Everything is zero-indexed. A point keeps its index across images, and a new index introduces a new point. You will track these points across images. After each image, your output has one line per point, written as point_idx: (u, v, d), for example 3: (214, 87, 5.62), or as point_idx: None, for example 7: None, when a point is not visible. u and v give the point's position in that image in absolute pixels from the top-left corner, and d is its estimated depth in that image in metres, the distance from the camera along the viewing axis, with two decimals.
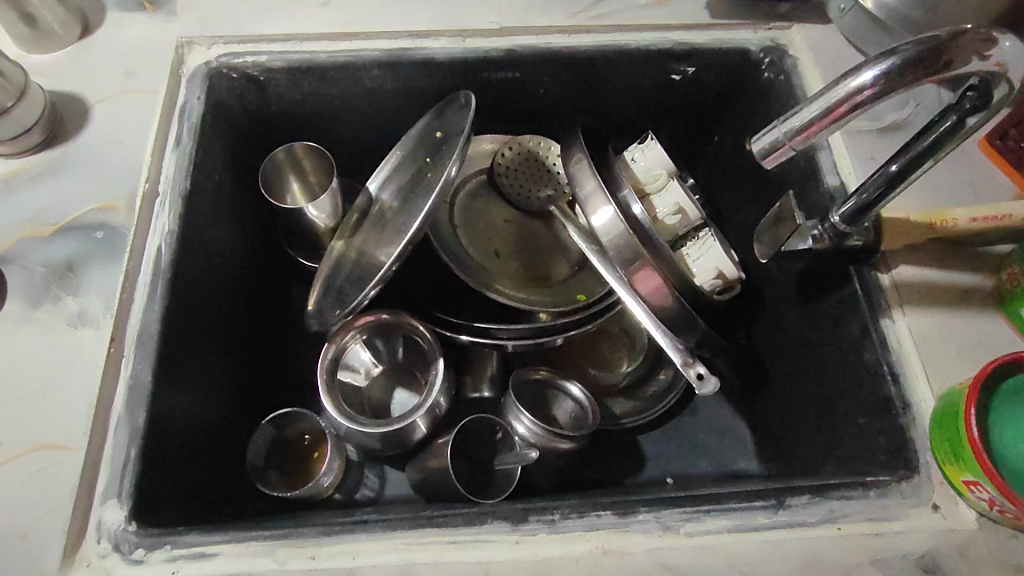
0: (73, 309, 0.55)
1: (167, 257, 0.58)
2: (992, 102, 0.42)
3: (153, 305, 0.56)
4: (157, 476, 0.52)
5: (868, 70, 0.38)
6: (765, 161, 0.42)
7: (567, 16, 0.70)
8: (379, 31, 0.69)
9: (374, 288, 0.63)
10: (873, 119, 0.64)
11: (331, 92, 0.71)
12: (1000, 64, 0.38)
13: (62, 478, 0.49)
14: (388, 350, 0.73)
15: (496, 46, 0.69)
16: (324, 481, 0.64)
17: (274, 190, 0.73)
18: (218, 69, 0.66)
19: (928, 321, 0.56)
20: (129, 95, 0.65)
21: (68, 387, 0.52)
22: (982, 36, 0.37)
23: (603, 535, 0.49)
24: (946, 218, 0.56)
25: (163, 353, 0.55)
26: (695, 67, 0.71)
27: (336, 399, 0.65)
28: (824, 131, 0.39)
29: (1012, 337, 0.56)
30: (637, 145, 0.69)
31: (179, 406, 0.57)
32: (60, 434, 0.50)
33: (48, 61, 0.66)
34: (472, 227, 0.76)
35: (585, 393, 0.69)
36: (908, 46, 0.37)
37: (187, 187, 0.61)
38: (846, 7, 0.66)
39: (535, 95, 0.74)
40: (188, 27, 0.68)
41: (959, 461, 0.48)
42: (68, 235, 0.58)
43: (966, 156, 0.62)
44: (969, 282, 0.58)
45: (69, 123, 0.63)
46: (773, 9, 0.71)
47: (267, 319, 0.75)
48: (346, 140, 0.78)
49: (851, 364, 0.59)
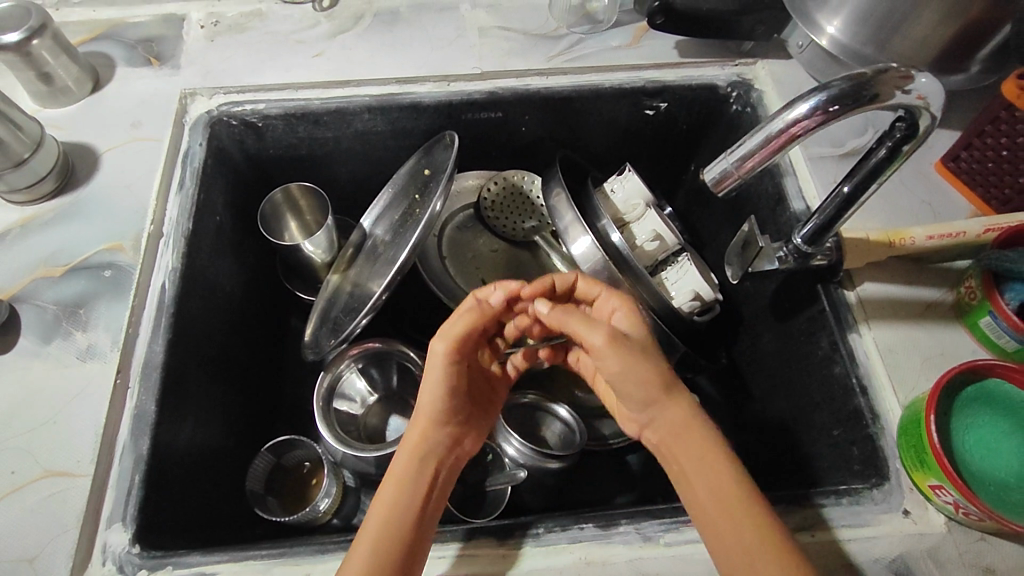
0: (83, 344, 0.58)
1: (170, 293, 0.61)
2: (919, 132, 0.46)
3: (156, 339, 0.59)
4: (160, 501, 0.55)
5: (804, 104, 0.42)
6: (718, 188, 0.46)
7: (544, 60, 0.75)
8: (369, 78, 0.74)
9: (366, 316, 0.66)
10: (835, 144, 0.68)
11: (326, 135, 0.75)
12: (922, 97, 0.43)
13: (71, 504, 0.51)
14: (383, 378, 0.76)
15: (478, 89, 0.73)
16: (320, 506, 0.66)
17: (272, 230, 0.77)
18: (219, 118, 0.71)
19: (893, 334, 0.59)
20: (136, 143, 0.69)
21: (78, 418, 0.55)
22: (903, 73, 0.42)
23: (586, 546, 0.51)
24: (903, 236, 0.59)
25: (166, 384, 0.58)
26: (667, 102, 0.76)
27: (332, 426, 0.68)
28: (767, 159, 0.43)
29: (975, 348, 0.58)
30: (615, 176, 0.72)
31: (182, 434, 0.60)
32: (70, 461, 0.53)
33: (62, 114, 0.71)
34: (461, 258, 0.80)
35: (573, 414, 0.72)
36: (838, 82, 0.41)
37: (190, 227, 0.65)
38: (803, 44, 0.69)
39: (518, 132, 0.78)
40: (191, 79, 0.73)
41: (924, 466, 0.50)
42: (79, 274, 0.62)
43: (924, 178, 0.66)
44: (933, 296, 0.60)
45: (80, 171, 0.67)
46: (738, 47, 0.76)
47: (266, 351, 0.79)
48: (340, 179, 0.83)
49: (823, 377, 0.61)
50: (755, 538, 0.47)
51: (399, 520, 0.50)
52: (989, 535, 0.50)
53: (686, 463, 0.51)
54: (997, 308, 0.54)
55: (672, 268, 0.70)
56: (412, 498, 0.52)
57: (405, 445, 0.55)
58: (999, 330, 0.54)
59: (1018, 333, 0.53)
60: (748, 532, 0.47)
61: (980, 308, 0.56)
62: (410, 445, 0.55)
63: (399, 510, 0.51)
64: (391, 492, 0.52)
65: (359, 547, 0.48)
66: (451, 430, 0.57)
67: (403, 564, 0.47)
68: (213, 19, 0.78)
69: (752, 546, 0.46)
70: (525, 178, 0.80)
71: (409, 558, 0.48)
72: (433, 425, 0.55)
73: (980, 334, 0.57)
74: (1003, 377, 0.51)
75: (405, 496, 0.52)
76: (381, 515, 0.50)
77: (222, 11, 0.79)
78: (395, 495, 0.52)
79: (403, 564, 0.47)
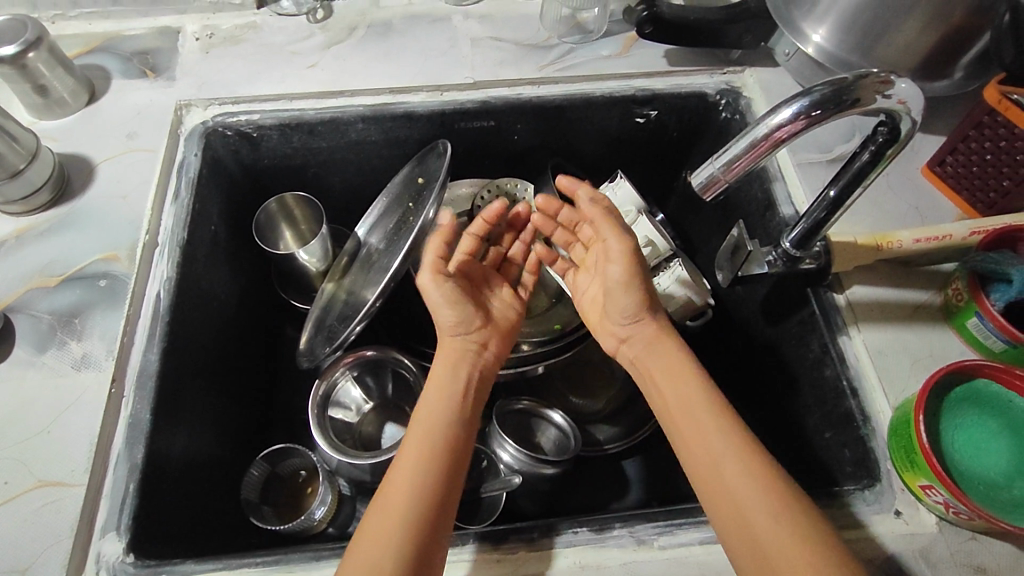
0: (77, 353, 0.59)
1: (165, 302, 0.62)
2: (901, 136, 0.47)
3: (151, 348, 0.59)
4: (154, 509, 0.55)
5: (788, 109, 0.43)
6: (705, 192, 0.47)
7: (535, 69, 0.76)
8: (363, 88, 0.75)
9: (360, 323, 0.66)
10: (822, 150, 0.69)
11: (320, 145, 0.76)
12: (902, 102, 0.44)
13: (64, 514, 0.51)
14: (378, 387, 0.77)
15: (471, 98, 0.74)
16: (317, 514, 0.66)
17: (267, 239, 0.78)
18: (214, 128, 0.72)
19: (883, 336, 0.59)
20: (132, 154, 0.70)
21: (72, 427, 0.55)
22: (882, 78, 0.43)
23: (580, 550, 0.51)
24: (890, 240, 0.59)
25: (161, 393, 0.58)
26: (657, 110, 0.77)
27: (326, 434, 0.68)
28: (752, 163, 0.44)
29: (963, 349, 0.58)
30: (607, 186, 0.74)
31: (176, 443, 0.60)
32: (63, 471, 0.53)
33: (58, 126, 0.71)
34: None
35: (567, 419, 0.72)
36: (821, 87, 0.42)
37: (185, 237, 0.66)
38: (790, 51, 0.71)
39: (510, 141, 0.79)
40: (186, 91, 0.74)
41: (914, 467, 0.51)
42: (73, 285, 0.62)
43: (910, 183, 0.67)
44: (921, 298, 0.61)
45: (75, 182, 0.68)
46: (726, 56, 0.77)
47: (261, 360, 0.79)
48: (335, 188, 0.83)
49: (814, 380, 0.62)
50: (758, 500, 0.47)
51: (440, 428, 0.55)
52: (979, 534, 0.51)
53: (669, 380, 0.57)
54: (983, 309, 0.54)
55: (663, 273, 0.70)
56: (447, 410, 0.57)
57: (439, 361, 0.61)
58: (985, 331, 0.55)
59: (1004, 333, 0.53)
60: (751, 489, 0.48)
61: (967, 309, 0.56)
62: (445, 363, 0.61)
63: (439, 425, 0.56)
64: (428, 409, 0.57)
65: (406, 452, 0.53)
66: (475, 336, 0.63)
67: (444, 466, 0.53)
68: (208, 31, 0.79)
69: (754, 500, 0.47)
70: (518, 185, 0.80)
71: (447, 459, 0.53)
72: (454, 332, 0.62)
73: (968, 335, 0.58)
74: (991, 377, 0.52)
75: (441, 409, 0.57)
76: (424, 423, 0.56)
77: (217, 23, 0.80)
78: (432, 405, 0.57)
79: (443, 466, 0.53)
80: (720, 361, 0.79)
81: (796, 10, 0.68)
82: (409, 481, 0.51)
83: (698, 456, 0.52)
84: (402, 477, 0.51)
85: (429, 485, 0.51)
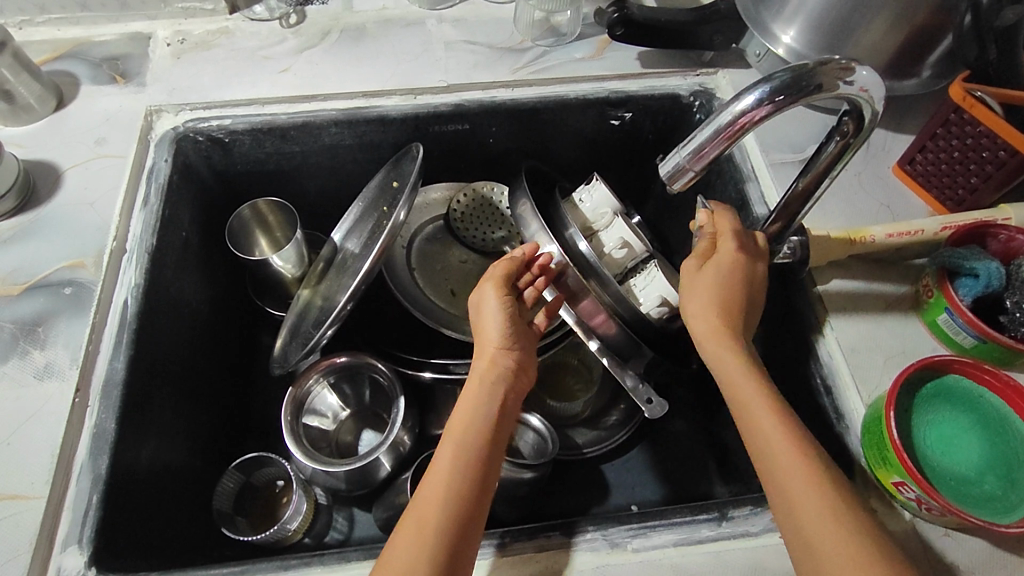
0: (40, 362, 0.57)
1: (132, 309, 0.61)
2: (863, 124, 0.47)
3: (117, 357, 0.58)
4: (117, 523, 0.54)
5: (750, 95, 0.43)
6: (672, 183, 0.47)
7: (508, 72, 0.76)
8: (335, 92, 0.74)
9: (330, 327, 0.67)
10: (795, 149, 0.69)
11: (293, 150, 0.76)
12: (864, 89, 0.44)
13: (22, 528, 0.50)
14: (354, 394, 0.76)
15: (444, 102, 0.74)
16: (290, 526, 0.65)
17: (240, 245, 0.77)
18: (185, 133, 0.71)
19: (855, 331, 0.59)
20: (101, 160, 0.69)
21: (33, 438, 0.54)
22: (844, 65, 0.42)
23: (552, 555, 0.51)
24: (863, 235, 0.60)
25: (127, 402, 0.58)
26: (632, 112, 0.77)
27: (300, 442, 0.67)
28: (718, 150, 0.44)
29: (935, 345, 0.58)
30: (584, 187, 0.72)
31: (143, 453, 0.59)
32: (22, 484, 0.52)
33: (25, 132, 0.70)
34: (431, 270, 0.80)
35: (545, 422, 0.72)
36: (782, 73, 0.42)
37: (153, 244, 0.65)
38: (761, 53, 0.70)
39: (485, 144, 0.79)
40: (157, 96, 0.73)
41: (886, 464, 0.50)
42: (38, 292, 0.61)
43: (881, 182, 0.67)
44: (894, 294, 0.61)
45: (41, 189, 0.67)
46: (699, 57, 0.77)
47: (235, 368, 0.78)
48: (309, 193, 0.83)
49: (793, 378, 0.62)
50: (800, 476, 0.45)
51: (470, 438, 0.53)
52: (953, 531, 0.51)
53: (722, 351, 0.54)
54: (952, 304, 0.54)
55: (639, 275, 0.70)
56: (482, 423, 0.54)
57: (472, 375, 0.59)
58: (956, 327, 0.55)
59: (974, 329, 0.53)
60: (795, 463, 0.46)
61: (937, 305, 0.56)
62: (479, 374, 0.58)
63: (471, 441, 0.53)
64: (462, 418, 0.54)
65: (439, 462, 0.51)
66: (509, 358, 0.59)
67: (474, 482, 0.50)
68: (179, 37, 0.78)
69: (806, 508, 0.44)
70: (492, 188, 0.81)
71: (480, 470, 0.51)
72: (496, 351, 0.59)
73: (939, 331, 0.57)
74: (961, 373, 0.52)
75: (474, 422, 0.54)
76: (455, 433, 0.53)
77: (188, 28, 0.79)
78: (464, 422, 0.54)
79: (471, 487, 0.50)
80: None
81: (766, 11, 0.68)
82: (442, 496, 0.49)
83: (753, 432, 0.49)
84: (433, 493, 0.49)
85: (460, 501, 0.49)
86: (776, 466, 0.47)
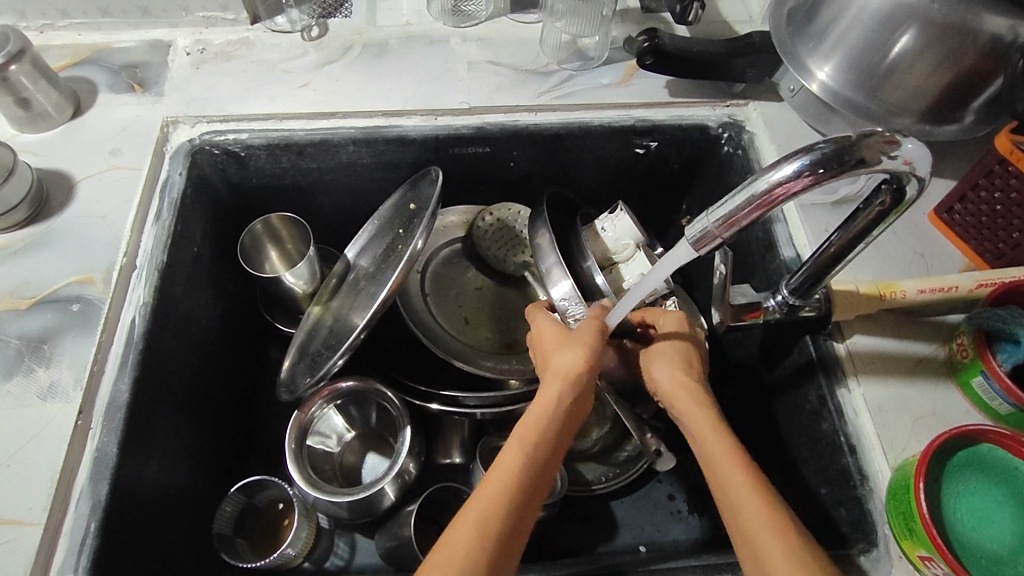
0: (45, 381, 0.56)
1: (140, 329, 0.60)
2: (906, 195, 0.43)
3: (122, 379, 0.57)
4: (115, 552, 0.52)
5: (788, 165, 0.39)
6: (697, 246, 0.44)
7: (532, 96, 0.74)
8: (355, 110, 0.72)
9: (342, 356, 0.63)
10: (826, 191, 0.67)
11: (310, 166, 0.74)
12: (909, 163, 0.40)
13: (18, 554, 0.49)
14: (359, 416, 0.75)
15: (466, 124, 0.73)
16: (290, 551, 0.64)
17: (252, 260, 0.75)
18: (201, 146, 0.70)
19: (883, 391, 0.57)
20: (114, 172, 0.68)
21: (33, 461, 0.52)
22: (888, 138, 0.39)
23: None
24: (894, 290, 0.57)
25: (130, 425, 0.56)
26: (658, 141, 0.75)
27: (304, 470, 0.65)
28: (750, 219, 0.41)
29: (967, 408, 0.56)
30: (606, 214, 0.69)
31: (145, 475, 0.58)
32: (20, 508, 0.50)
33: (40, 140, 0.69)
34: (444, 295, 0.79)
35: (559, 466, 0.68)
36: (823, 145, 0.39)
37: (163, 261, 0.64)
38: (796, 88, 0.68)
39: (506, 167, 0.78)
40: (174, 107, 0.72)
41: (913, 536, 0.48)
42: (46, 307, 0.60)
43: (915, 229, 0.64)
44: (924, 351, 0.59)
45: (54, 199, 0.66)
46: (730, 88, 0.75)
47: (243, 384, 0.77)
48: (324, 210, 0.82)
49: (813, 433, 0.60)
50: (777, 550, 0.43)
51: (523, 451, 0.48)
52: None
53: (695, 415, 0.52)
54: (989, 368, 0.52)
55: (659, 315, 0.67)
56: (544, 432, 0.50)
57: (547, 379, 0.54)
58: (991, 391, 0.53)
59: (1011, 396, 0.51)
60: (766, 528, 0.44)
61: (972, 366, 0.54)
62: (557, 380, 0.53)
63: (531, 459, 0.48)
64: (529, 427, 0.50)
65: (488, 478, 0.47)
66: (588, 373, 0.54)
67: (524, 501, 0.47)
68: (200, 46, 0.77)
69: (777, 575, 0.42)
70: (518, 211, 0.78)
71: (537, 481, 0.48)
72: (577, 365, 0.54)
73: (973, 394, 0.55)
74: (995, 443, 0.49)
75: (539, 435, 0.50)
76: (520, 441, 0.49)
77: (209, 38, 0.78)
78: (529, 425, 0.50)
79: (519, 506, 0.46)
80: (728, 403, 0.76)
81: (802, 45, 0.65)
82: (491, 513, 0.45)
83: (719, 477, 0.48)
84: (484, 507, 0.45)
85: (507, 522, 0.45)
86: (729, 500, 0.46)
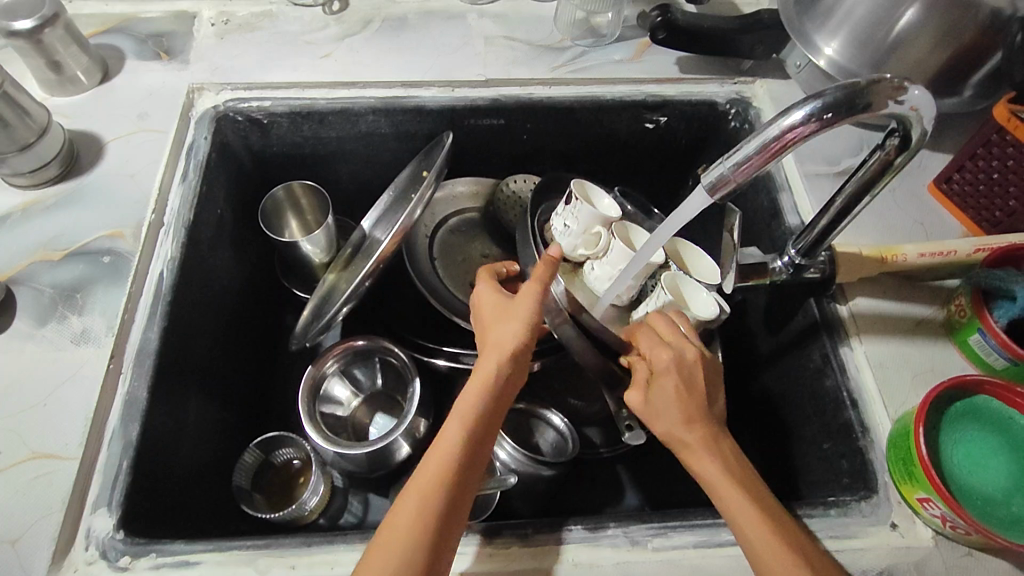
0: (77, 328, 0.58)
1: (167, 282, 0.62)
2: (911, 143, 0.45)
3: (151, 329, 0.59)
4: (144, 491, 0.54)
5: (797, 112, 0.42)
6: (712, 193, 0.46)
7: (547, 70, 0.76)
8: (375, 81, 0.75)
9: (344, 304, 0.68)
10: (830, 162, 0.69)
11: (330, 135, 0.77)
12: (914, 109, 0.42)
13: (56, 486, 0.51)
14: (366, 379, 0.77)
15: (482, 96, 0.75)
16: (307, 504, 0.66)
17: (272, 226, 0.77)
18: (225, 113, 0.72)
19: (884, 349, 0.59)
20: (142, 134, 0.70)
21: (69, 400, 0.54)
22: (896, 84, 0.41)
23: (574, 549, 0.52)
24: (895, 253, 0.59)
25: (158, 372, 0.58)
26: (666, 117, 0.77)
27: (318, 426, 0.67)
28: (762, 165, 0.43)
29: (965, 366, 0.58)
30: (565, 206, 0.62)
31: (172, 422, 0.60)
32: (57, 444, 0.53)
33: (70, 103, 0.71)
34: (452, 261, 0.81)
35: (566, 422, 0.72)
36: (832, 91, 0.41)
37: (190, 219, 0.65)
38: (801, 64, 0.71)
39: (519, 140, 0.80)
40: (199, 75, 0.74)
41: (912, 478, 0.51)
42: (77, 260, 0.62)
43: (914, 200, 0.67)
44: (923, 313, 0.61)
45: (83, 158, 0.68)
46: (738, 66, 0.78)
47: (261, 347, 0.80)
48: (341, 179, 0.84)
49: (816, 391, 0.62)
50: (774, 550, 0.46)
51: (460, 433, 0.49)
52: (975, 551, 0.51)
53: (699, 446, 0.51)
54: (986, 325, 0.54)
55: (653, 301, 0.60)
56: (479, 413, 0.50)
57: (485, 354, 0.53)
58: (988, 347, 0.55)
59: (1007, 351, 0.53)
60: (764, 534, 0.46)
61: (970, 325, 0.56)
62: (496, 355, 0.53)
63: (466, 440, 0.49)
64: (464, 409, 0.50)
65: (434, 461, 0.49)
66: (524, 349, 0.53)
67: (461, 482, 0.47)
68: (224, 18, 0.79)
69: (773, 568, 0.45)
70: (535, 182, 0.83)
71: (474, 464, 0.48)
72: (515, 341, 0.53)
73: (970, 352, 0.57)
74: (991, 395, 0.52)
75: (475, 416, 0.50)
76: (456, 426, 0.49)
77: (232, 10, 0.80)
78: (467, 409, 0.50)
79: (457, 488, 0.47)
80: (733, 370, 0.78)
81: (810, 22, 0.68)
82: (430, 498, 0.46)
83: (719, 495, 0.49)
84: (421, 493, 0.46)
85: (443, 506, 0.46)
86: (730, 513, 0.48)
